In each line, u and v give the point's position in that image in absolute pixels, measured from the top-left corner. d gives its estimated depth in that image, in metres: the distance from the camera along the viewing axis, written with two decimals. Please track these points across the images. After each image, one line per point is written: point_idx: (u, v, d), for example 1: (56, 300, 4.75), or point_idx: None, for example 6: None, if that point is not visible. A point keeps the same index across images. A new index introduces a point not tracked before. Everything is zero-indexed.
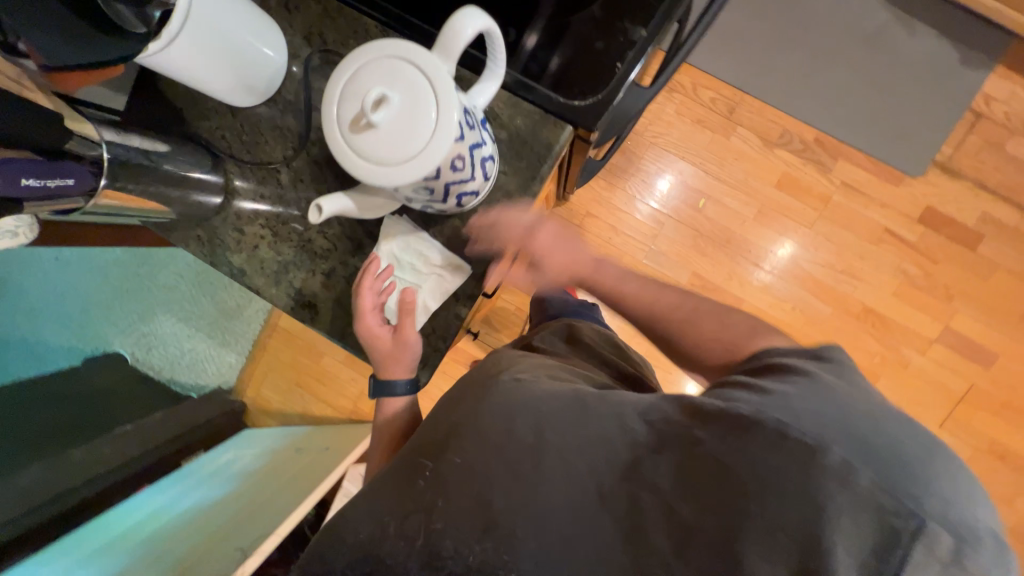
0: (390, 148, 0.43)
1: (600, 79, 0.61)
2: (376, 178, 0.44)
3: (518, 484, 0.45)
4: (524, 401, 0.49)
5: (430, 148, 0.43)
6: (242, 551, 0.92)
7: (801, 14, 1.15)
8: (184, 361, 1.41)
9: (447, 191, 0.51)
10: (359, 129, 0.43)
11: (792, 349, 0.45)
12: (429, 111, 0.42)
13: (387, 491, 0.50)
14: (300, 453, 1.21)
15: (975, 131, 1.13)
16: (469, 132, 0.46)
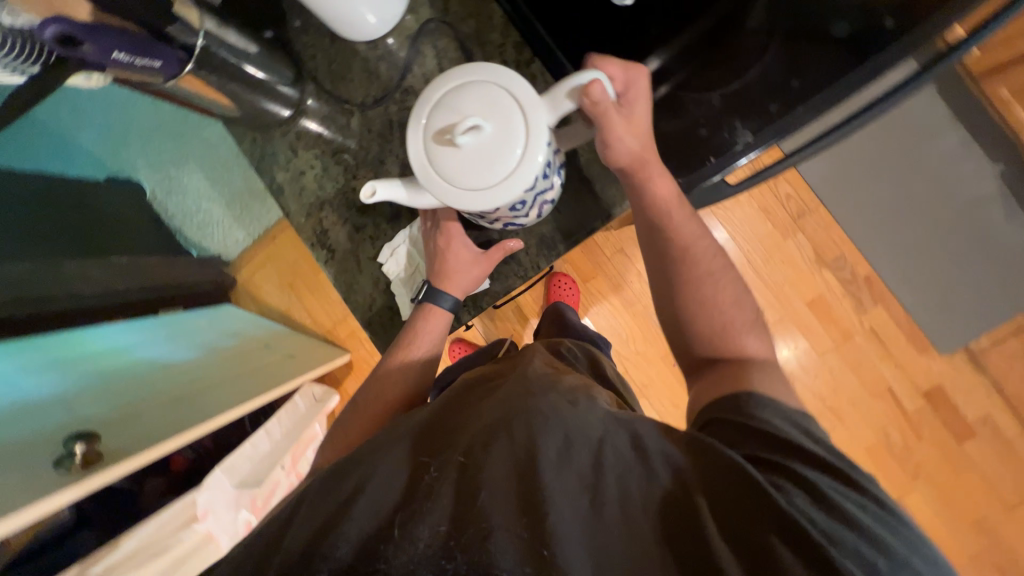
0: (460, 173, 0.43)
1: (686, 164, 0.61)
2: (438, 192, 0.44)
3: (580, 506, 0.35)
4: (563, 413, 0.41)
5: (498, 187, 0.42)
6: (178, 424, 0.92)
7: (910, 155, 1.11)
8: (195, 220, 1.41)
9: (498, 220, 0.51)
10: (438, 145, 0.43)
11: (781, 411, 0.44)
12: (513, 149, 0.42)
13: (385, 477, 0.38)
14: (267, 350, 1.27)
15: (1019, 336, 1.10)
16: (542, 183, 0.45)
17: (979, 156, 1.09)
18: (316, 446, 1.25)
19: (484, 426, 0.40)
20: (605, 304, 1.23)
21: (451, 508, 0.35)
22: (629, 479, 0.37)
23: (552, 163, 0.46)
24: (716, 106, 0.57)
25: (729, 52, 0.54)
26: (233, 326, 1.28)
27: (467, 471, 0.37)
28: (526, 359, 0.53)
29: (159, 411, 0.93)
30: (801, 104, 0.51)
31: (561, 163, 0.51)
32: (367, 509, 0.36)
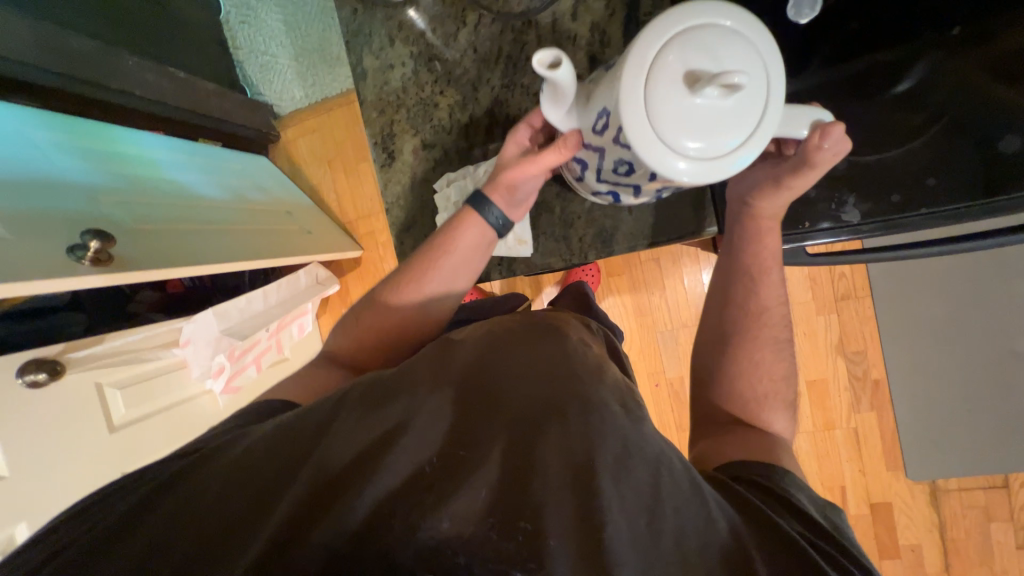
0: (672, 126, 0.35)
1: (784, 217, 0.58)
2: (633, 130, 0.36)
3: (637, 526, 0.33)
4: (626, 422, 0.38)
5: (695, 163, 0.36)
6: (189, 256, 0.97)
7: (985, 286, 1.04)
8: (259, 60, 1.35)
9: (620, 184, 0.47)
10: (667, 83, 0.35)
11: (807, 491, 0.43)
12: (734, 133, 0.36)
13: (423, 440, 0.36)
14: (288, 218, 1.27)
15: (987, 492, 1.10)
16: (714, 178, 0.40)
17: None
18: (302, 320, 1.31)
19: (537, 404, 0.38)
20: (616, 302, 1.22)
21: (492, 500, 0.33)
22: (691, 507, 0.34)
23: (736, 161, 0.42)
24: (842, 172, 0.55)
25: (887, 125, 0.55)
26: (265, 183, 1.28)
27: (510, 460, 0.34)
28: (569, 329, 0.50)
29: (177, 235, 0.98)
30: (928, 204, 0.52)
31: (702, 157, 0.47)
32: (404, 477, 0.34)
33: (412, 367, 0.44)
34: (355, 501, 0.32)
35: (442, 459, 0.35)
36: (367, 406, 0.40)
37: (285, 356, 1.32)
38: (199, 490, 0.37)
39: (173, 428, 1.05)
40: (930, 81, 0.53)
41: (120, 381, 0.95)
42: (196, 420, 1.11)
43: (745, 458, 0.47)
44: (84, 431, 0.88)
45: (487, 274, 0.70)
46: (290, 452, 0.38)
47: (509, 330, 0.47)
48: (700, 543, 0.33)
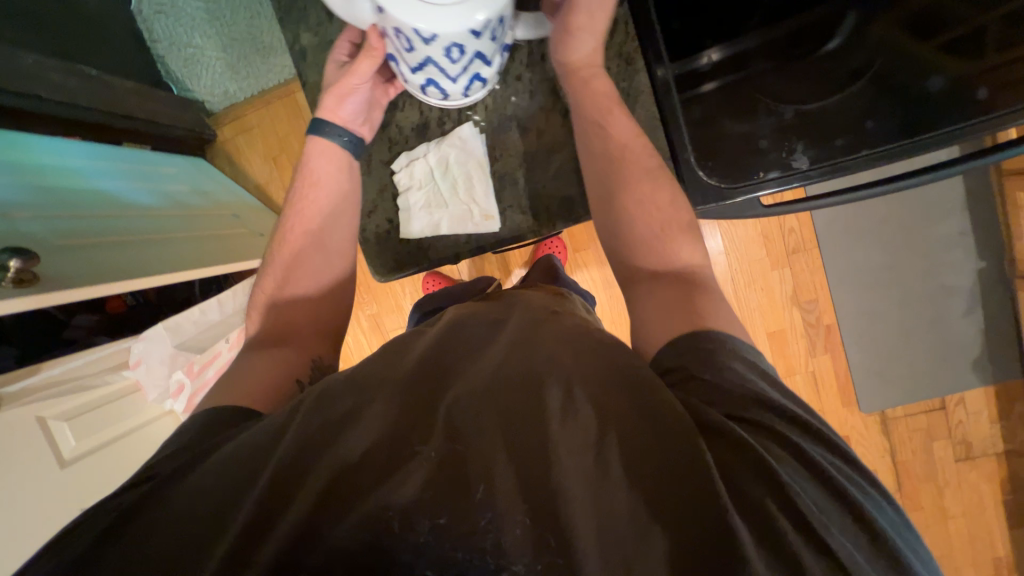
0: None
1: (738, 171, 0.57)
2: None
3: (585, 463, 0.37)
4: (565, 373, 0.43)
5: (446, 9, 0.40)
6: (129, 268, 0.90)
7: (910, 229, 1.14)
8: (183, 52, 1.22)
9: (424, 67, 0.49)
10: None
11: (746, 361, 0.44)
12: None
13: (376, 433, 0.40)
14: (236, 220, 1.21)
15: (927, 415, 1.21)
16: (483, 38, 0.45)
17: (969, 249, 1.13)
18: None
19: (482, 381, 0.43)
20: (586, 276, 1.24)
21: (443, 481, 0.37)
22: (635, 436, 0.38)
23: (506, 20, 0.46)
24: (787, 120, 0.57)
25: (823, 74, 0.58)
26: (204, 186, 1.20)
27: (458, 443, 0.38)
28: (512, 312, 0.56)
29: (115, 249, 0.91)
30: (865, 147, 0.53)
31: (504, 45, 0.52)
32: (364, 474, 0.38)
33: (366, 369, 0.48)
34: (314, 492, 0.37)
35: (396, 449, 0.39)
36: (323, 412, 0.43)
37: None
38: (157, 516, 0.38)
39: (128, 455, 0.97)
40: (853, 37, 0.57)
41: (63, 412, 0.87)
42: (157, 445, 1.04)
43: (692, 337, 0.46)
44: (31, 470, 0.79)
45: (456, 253, 0.69)
46: (252, 460, 0.40)
47: (453, 327, 0.52)
48: (652, 468, 0.36)
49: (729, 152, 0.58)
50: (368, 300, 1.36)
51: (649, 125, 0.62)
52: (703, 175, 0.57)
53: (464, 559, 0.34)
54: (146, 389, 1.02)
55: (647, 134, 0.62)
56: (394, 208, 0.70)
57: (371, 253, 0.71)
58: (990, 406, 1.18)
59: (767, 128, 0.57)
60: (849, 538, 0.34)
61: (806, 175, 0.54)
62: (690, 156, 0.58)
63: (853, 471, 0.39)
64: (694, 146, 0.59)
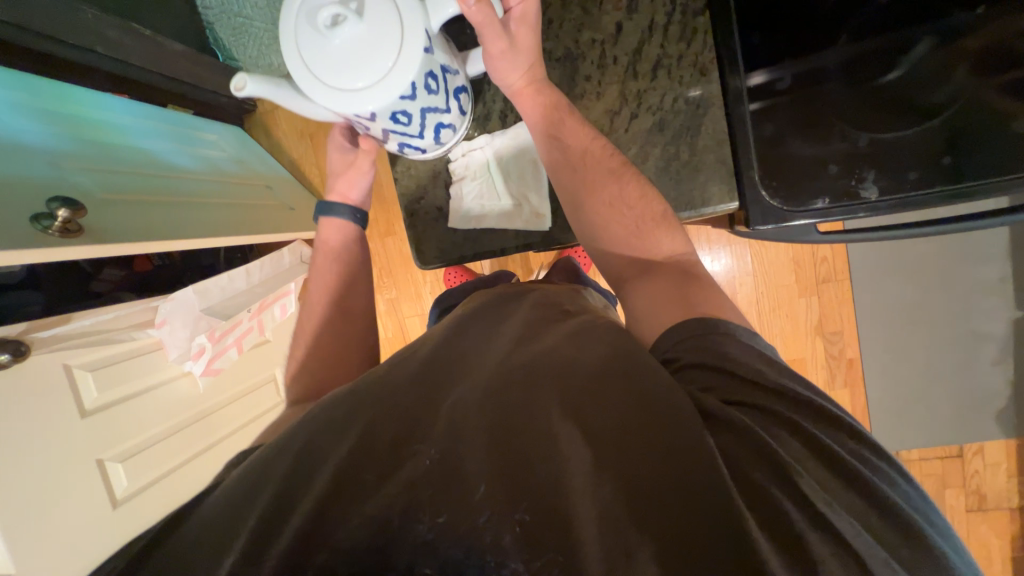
0: (331, 71, 0.41)
1: (802, 192, 0.56)
2: (308, 89, 0.42)
3: (585, 460, 0.36)
4: (561, 371, 0.43)
5: (374, 90, 0.42)
6: (164, 229, 0.90)
7: (946, 270, 1.12)
8: (232, 21, 1.17)
9: (388, 134, 0.50)
10: (311, 30, 0.40)
11: (746, 345, 0.44)
12: (386, 51, 0.40)
13: (376, 431, 0.40)
14: (269, 191, 1.22)
15: (942, 461, 1.18)
16: (422, 97, 0.46)
17: (1007, 297, 1.10)
18: (284, 302, 1.25)
19: (477, 386, 0.43)
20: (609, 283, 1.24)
21: (444, 478, 0.36)
22: (638, 428, 0.37)
23: (437, 74, 0.46)
24: (861, 148, 0.56)
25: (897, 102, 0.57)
26: (239, 154, 1.21)
27: (457, 438, 0.38)
28: (517, 318, 0.57)
29: (158, 208, 0.94)
30: (940, 182, 0.53)
31: (461, 87, 0.52)
32: (364, 475, 0.37)
33: (375, 377, 0.49)
34: (310, 495, 0.36)
35: (397, 447, 0.38)
36: (336, 416, 0.44)
37: (266, 338, 1.26)
38: (187, 537, 0.38)
39: (148, 412, 0.98)
40: (918, 65, 0.57)
41: (90, 363, 0.89)
42: (172, 404, 1.03)
43: (695, 324, 0.46)
44: (53, 416, 0.81)
45: (501, 249, 0.69)
46: (274, 466, 0.41)
47: (462, 341, 0.53)
48: (657, 457, 0.35)
49: (793, 175, 0.56)
50: (388, 285, 1.36)
51: (715, 138, 0.60)
52: (767, 196, 0.56)
53: (464, 559, 0.32)
54: (168, 349, 1.01)
55: (711, 148, 0.60)
56: (444, 197, 0.70)
57: (415, 241, 0.72)
58: (1009, 458, 1.15)
59: (839, 154, 0.56)
60: (857, 519, 0.33)
61: (873, 207, 0.54)
62: (756, 174, 0.57)
63: (864, 447, 0.38)
64: (760, 165, 0.57)
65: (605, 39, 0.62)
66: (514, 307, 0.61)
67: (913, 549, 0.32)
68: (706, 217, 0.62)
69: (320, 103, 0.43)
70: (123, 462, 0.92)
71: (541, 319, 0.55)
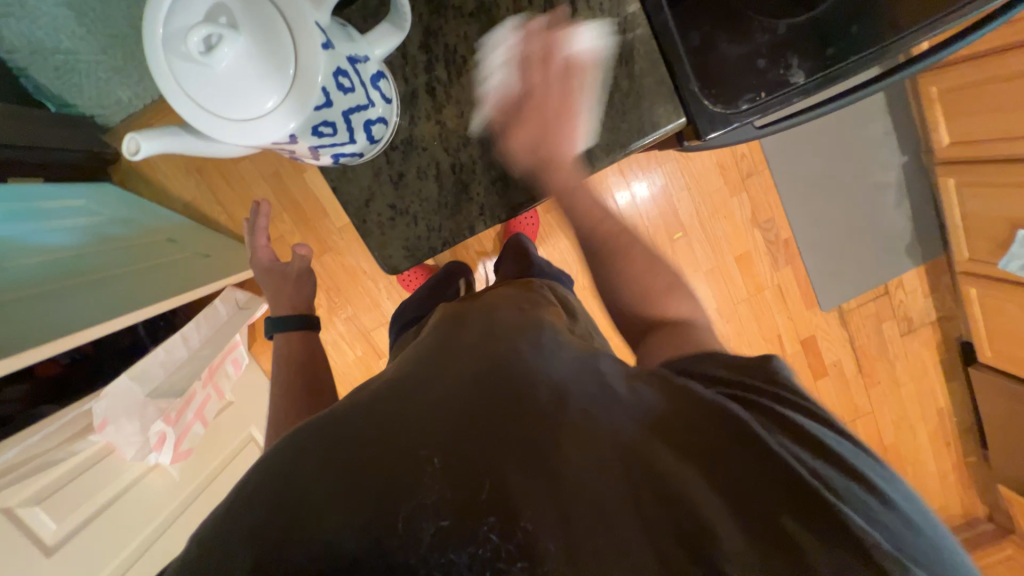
0: (231, 100, 0.34)
1: (739, 91, 0.58)
2: (211, 129, 0.35)
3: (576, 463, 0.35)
4: (554, 374, 0.42)
5: (285, 108, 0.35)
6: (62, 325, 0.77)
7: (844, 137, 1.24)
8: (54, 61, 0.95)
9: (318, 151, 0.43)
10: (185, 58, 0.33)
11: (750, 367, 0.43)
12: (281, 60, 0.34)
13: (354, 461, 0.36)
14: (172, 245, 1.08)
15: (875, 301, 1.35)
16: (340, 99, 0.39)
17: (894, 146, 1.25)
18: (235, 358, 1.15)
19: (468, 392, 0.40)
20: (562, 238, 1.28)
21: (451, 490, 0.33)
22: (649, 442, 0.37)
23: (347, 68, 0.39)
24: (782, 35, 0.58)
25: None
26: (122, 213, 1.05)
27: (471, 443, 0.36)
28: (485, 310, 0.55)
29: (44, 301, 0.80)
30: (853, 51, 0.57)
31: (379, 72, 0.45)
32: (332, 511, 0.33)
33: (387, 383, 0.44)
34: (270, 521, 0.33)
35: (388, 462, 0.35)
36: (359, 424, 0.39)
37: (229, 401, 1.15)
38: None
39: (122, 524, 0.87)
40: None
41: (34, 496, 0.75)
42: (149, 506, 0.92)
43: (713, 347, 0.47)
44: (16, 564, 0.69)
45: (471, 228, 0.65)
46: (295, 460, 0.36)
47: (478, 330, 0.50)
48: (666, 482, 0.34)
49: (729, 77, 0.58)
50: (341, 304, 1.28)
51: (648, 60, 0.59)
52: (709, 103, 0.59)
53: (465, 563, 0.30)
54: (123, 448, 0.89)
55: (648, 70, 0.60)
56: (394, 192, 0.65)
57: (377, 247, 0.67)
58: (922, 282, 1.34)
59: (765, 46, 0.58)
60: (850, 504, 0.34)
61: (803, 90, 0.58)
62: (695, 85, 0.59)
63: (859, 450, 0.38)
64: (698, 73, 0.59)
65: None
66: (471, 307, 0.58)
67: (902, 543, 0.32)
68: (658, 139, 0.63)
69: (231, 141, 0.36)
70: None
71: (537, 317, 0.53)
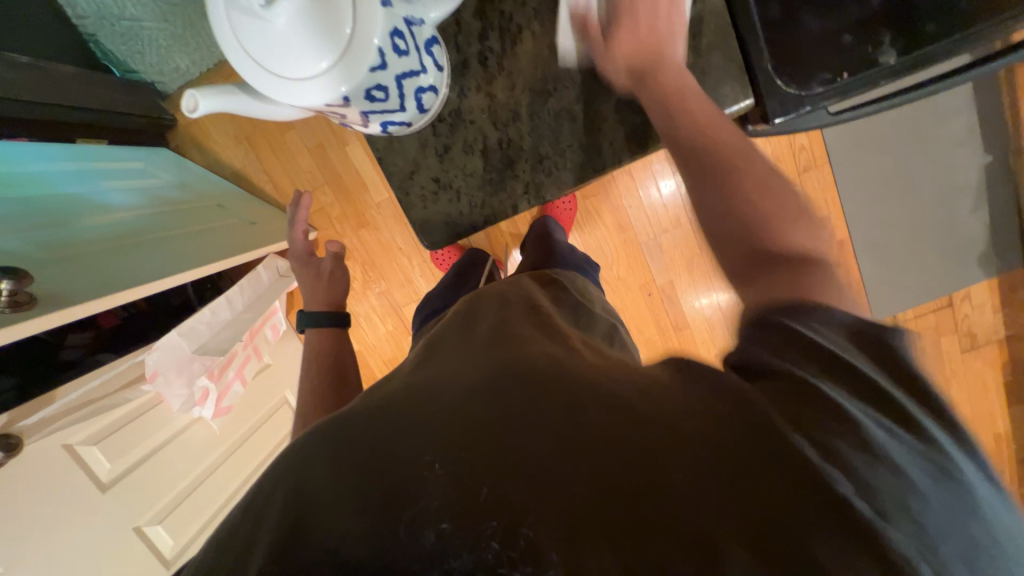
0: (288, 57, 0.34)
1: (817, 69, 0.53)
2: (268, 88, 0.35)
3: (567, 461, 0.33)
4: (552, 372, 0.40)
5: (340, 67, 0.34)
6: (117, 280, 0.81)
7: (919, 132, 1.14)
8: (118, 27, 0.98)
9: (368, 117, 0.42)
10: (247, 14, 0.33)
11: (838, 324, 0.35)
12: (338, 16, 0.33)
13: (360, 461, 0.36)
14: (221, 210, 1.12)
15: (935, 314, 1.25)
16: (395, 62, 0.38)
17: (977, 144, 1.13)
18: (274, 323, 1.20)
19: (464, 396, 0.40)
20: (599, 225, 1.25)
21: (450, 494, 0.32)
22: (648, 445, 0.32)
23: (404, 30, 0.37)
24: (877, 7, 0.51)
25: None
26: (177, 177, 1.09)
27: (469, 447, 0.35)
28: (499, 310, 0.55)
29: (104, 258, 0.85)
30: (961, 28, 0.50)
31: (435, 37, 0.43)
32: (331, 510, 0.34)
33: (397, 386, 0.45)
34: (275, 512, 0.34)
35: (396, 465, 0.35)
36: (365, 426, 0.39)
37: (267, 363, 1.20)
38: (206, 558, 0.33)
39: (164, 471, 0.93)
40: None
41: (89, 436, 0.82)
42: (189, 456, 0.98)
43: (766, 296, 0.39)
44: (70, 497, 0.75)
45: (514, 207, 0.64)
46: (306, 458, 0.38)
47: (488, 333, 0.50)
48: (672, 485, 0.30)
49: (808, 55, 0.53)
50: (375, 278, 1.30)
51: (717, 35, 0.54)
52: (781, 84, 0.54)
53: (467, 569, 0.29)
54: (170, 399, 0.94)
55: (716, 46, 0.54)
56: (439, 166, 0.64)
57: (418, 220, 0.68)
58: (993, 296, 1.22)
59: (857, 18, 0.52)
60: (907, 526, 0.26)
61: (893, 71, 0.52)
62: (768, 64, 0.54)
63: (909, 446, 0.29)
64: (772, 51, 0.54)
65: None
66: (485, 309, 0.57)
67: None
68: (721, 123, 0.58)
69: (286, 102, 0.36)
70: (162, 523, 0.89)
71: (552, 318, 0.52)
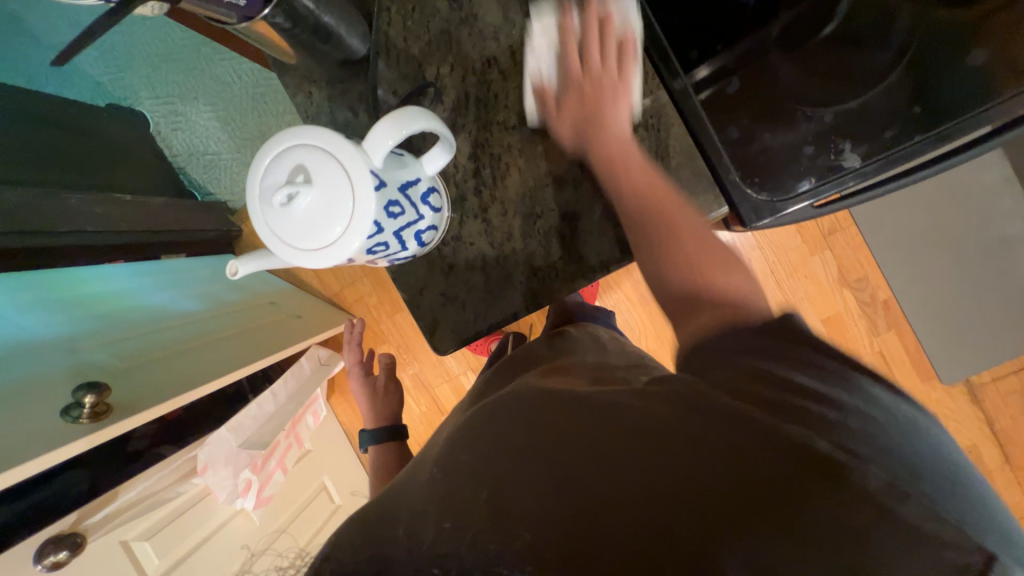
0: (306, 239, 0.41)
1: (781, 178, 0.58)
2: (291, 258, 0.43)
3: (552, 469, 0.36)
4: (534, 399, 0.44)
5: (343, 240, 0.41)
6: (181, 381, 0.91)
7: (948, 187, 1.09)
8: (203, 160, 1.27)
9: (374, 262, 0.49)
10: (277, 209, 0.41)
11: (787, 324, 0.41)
12: (343, 200, 0.41)
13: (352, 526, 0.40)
14: (273, 306, 1.25)
15: (1018, 375, 1.12)
16: (389, 223, 0.45)
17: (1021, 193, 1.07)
18: (315, 409, 1.26)
19: (461, 435, 0.44)
20: (623, 297, 1.25)
21: (450, 506, 0.36)
22: (631, 449, 0.35)
23: (397, 197, 0.45)
24: (829, 123, 0.59)
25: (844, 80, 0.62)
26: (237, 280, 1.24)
27: (471, 464, 0.39)
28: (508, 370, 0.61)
29: (170, 359, 0.95)
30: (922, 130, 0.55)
31: (429, 187, 0.51)
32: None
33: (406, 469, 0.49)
34: None
35: (393, 513, 0.38)
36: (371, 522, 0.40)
37: (308, 449, 1.25)
38: None
39: (209, 563, 0.96)
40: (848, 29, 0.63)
41: (144, 532, 0.87)
42: (232, 549, 1.02)
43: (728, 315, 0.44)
44: None
45: (515, 314, 0.65)
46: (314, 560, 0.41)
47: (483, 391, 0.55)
48: (639, 475, 0.34)
49: (769, 167, 0.59)
50: (410, 360, 1.36)
51: (687, 153, 0.58)
52: (751, 190, 0.58)
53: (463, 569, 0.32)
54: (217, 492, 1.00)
55: (686, 162, 0.58)
56: (445, 280, 0.68)
57: (427, 326, 0.70)
58: None
59: (811, 134, 0.59)
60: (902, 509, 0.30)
61: (860, 173, 0.56)
62: (735, 174, 0.59)
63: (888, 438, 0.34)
64: (737, 163, 0.60)
65: (552, 96, 0.62)
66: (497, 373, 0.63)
67: (925, 513, 0.29)
68: None
69: (310, 265, 0.43)
70: None
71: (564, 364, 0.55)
